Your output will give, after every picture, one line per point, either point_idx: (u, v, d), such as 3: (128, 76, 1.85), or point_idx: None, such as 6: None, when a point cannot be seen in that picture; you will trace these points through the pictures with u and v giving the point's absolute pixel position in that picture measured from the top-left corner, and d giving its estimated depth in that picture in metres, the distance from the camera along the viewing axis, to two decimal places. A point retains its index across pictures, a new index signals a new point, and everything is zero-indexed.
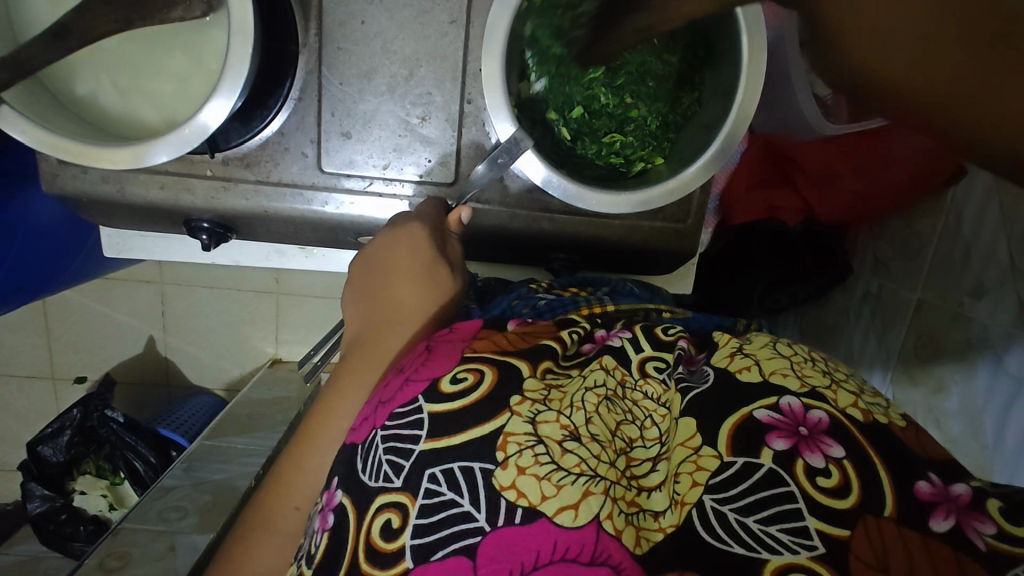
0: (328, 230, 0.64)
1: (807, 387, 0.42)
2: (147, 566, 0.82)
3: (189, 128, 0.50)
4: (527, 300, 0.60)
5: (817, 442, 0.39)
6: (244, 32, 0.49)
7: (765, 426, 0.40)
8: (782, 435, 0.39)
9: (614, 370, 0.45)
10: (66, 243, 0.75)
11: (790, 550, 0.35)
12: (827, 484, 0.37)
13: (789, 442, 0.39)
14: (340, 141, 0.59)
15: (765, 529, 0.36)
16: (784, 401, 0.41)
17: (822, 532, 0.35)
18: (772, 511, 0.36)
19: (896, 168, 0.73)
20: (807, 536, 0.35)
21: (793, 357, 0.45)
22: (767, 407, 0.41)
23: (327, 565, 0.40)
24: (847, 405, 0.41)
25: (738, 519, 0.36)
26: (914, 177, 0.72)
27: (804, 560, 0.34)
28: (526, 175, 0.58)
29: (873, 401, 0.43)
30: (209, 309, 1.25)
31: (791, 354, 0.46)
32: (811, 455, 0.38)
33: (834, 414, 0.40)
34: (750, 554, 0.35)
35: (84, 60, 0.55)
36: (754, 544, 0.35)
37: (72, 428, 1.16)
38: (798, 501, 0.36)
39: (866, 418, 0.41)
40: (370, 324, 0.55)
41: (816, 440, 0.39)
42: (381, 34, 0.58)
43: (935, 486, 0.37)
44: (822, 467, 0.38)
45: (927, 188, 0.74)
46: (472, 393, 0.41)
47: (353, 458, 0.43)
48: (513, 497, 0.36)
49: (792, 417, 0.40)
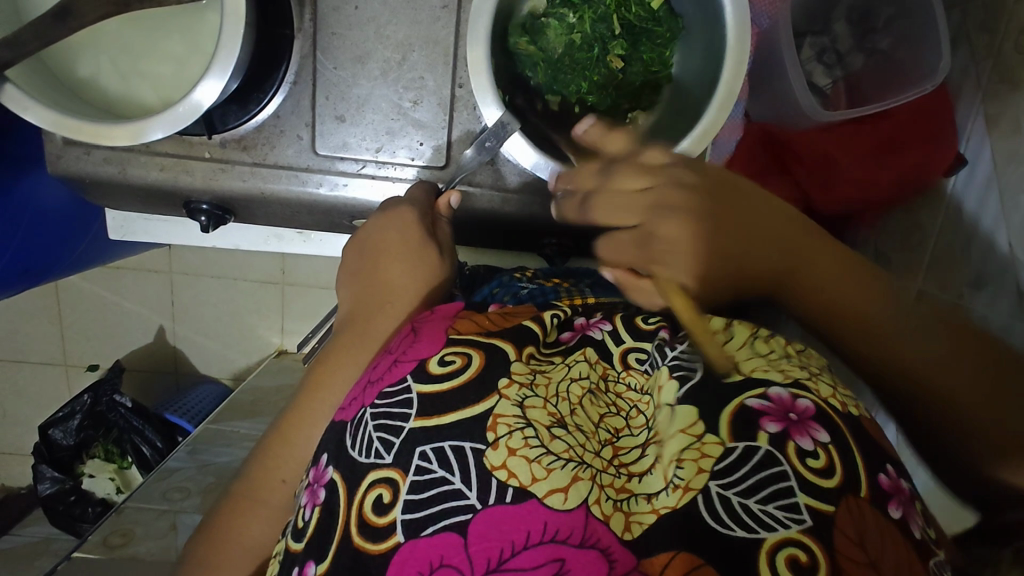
0: (323, 213, 0.65)
1: (790, 378, 0.42)
2: (150, 544, 0.82)
3: (183, 106, 0.52)
4: (508, 287, 0.61)
5: (806, 427, 0.39)
6: (235, 14, 0.50)
7: (756, 413, 0.40)
8: (774, 419, 0.39)
9: (597, 364, 0.45)
10: (72, 226, 0.77)
11: (783, 525, 0.35)
12: (816, 465, 0.37)
13: (780, 426, 0.39)
14: (334, 124, 0.61)
15: (764, 508, 0.36)
16: (772, 391, 0.41)
17: (811, 508, 0.36)
18: (766, 490, 0.36)
19: (851, 164, 0.74)
20: (797, 511, 0.35)
21: (768, 355, 0.45)
22: (757, 396, 0.41)
23: (316, 536, 0.41)
24: (828, 395, 0.42)
25: (741, 502, 0.36)
26: (858, 183, 0.75)
27: (794, 534, 0.35)
28: (514, 158, 0.59)
29: (847, 392, 0.44)
30: (214, 299, 1.27)
31: (767, 350, 0.46)
32: (802, 439, 0.38)
33: (819, 404, 0.41)
34: (751, 536, 0.35)
35: (87, 42, 0.57)
36: (754, 525, 0.35)
37: (83, 412, 1.20)
38: (790, 479, 0.37)
39: (845, 410, 0.42)
40: (361, 306, 0.56)
41: (806, 425, 0.39)
42: (374, 19, 0.59)
43: (890, 478, 0.39)
44: (811, 449, 0.38)
45: (874, 191, 0.75)
46: (462, 373, 0.42)
47: (343, 435, 0.44)
48: (504, 477, 0.37)
49: (781, 404, 0.40)
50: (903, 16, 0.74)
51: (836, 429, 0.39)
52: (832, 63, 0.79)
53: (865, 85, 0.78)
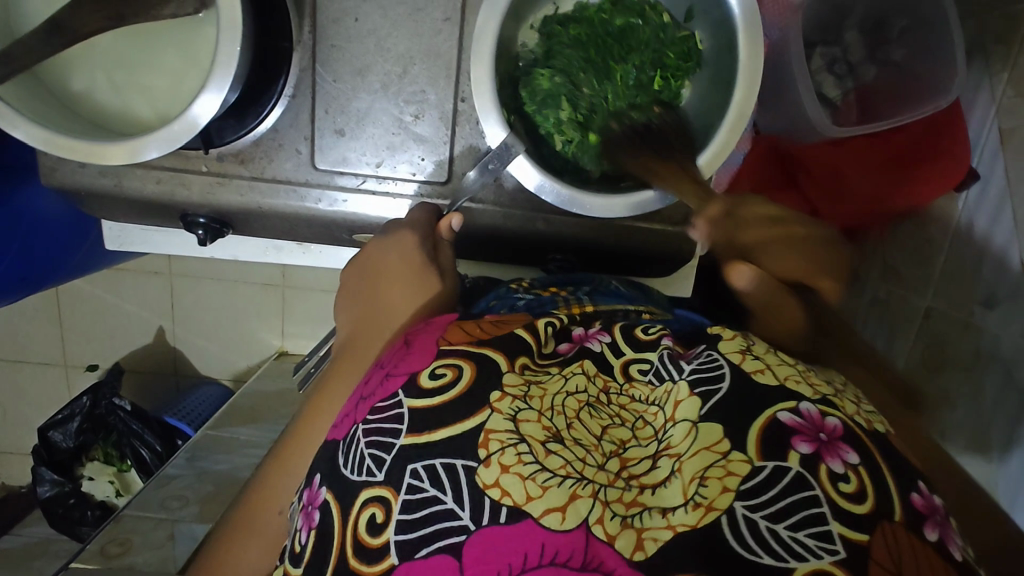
0: (322, 227, 0.64)
1: (820, 394, 0.40)
2: (146, 554, 0.82)
3: (179, 123, 0.51)
4: (504, 300, 0.59)
5: (836, 449, 0.37)
6: (232, 30, 0.49)
7: (788, 428, 0.38)
8: (806, 439, 0.37)
9: (595, 378, 0.44)
10: (69, 234, 0.76)
11: (815, 555, 0.33)
12: (846, 489, 0.36)
13: (812, 446, 0.37)
14: (334, 138, 0.60)
15: (793, 535, 0.34)
16: (803, 405, 0.39)
17: (843, 537, 0.34)
18: (796, 515, 0.35)
19: (857, 180, 0.76)
20: (830, 540, 0.34)
21: (797, 364, 0.44)
22: (789, 409, 0.39)
23: (313, 565, 0.40)
24: (853, 413, 0.40)
25: (768, 526, 0.35)
26: (870, 195, 0.76)
27: (828, 566, 0.33)
28: (519, 180, 0.57)
29: (871, 408, 0.42)
30: (216, 301, 1.26)
31: (793, 361, 0.44)
32: (832, 460, 0.37)
33: (848, 422, 0.39)
34: (779, 564, 0.33)
35: (80, 57, 0.56)
36: (783, 553, 0.34)
37: (81, 415, 1.19)
38: (822, 505, 0.35)
39: (871, 428, 0.40)
40: (358, 327, 0.55)
41: (835, 446, 0.37)
42: (373, 32, 0.58)
43: (924, 497, 0.37)
44: (842, 472, 0.36)
45: (892, 201, 0.76)
46: (450, 390, 0.40)
47: (335, 456, 0.42)
48: (497, 496, 0.36)
49: (812, 422, 0.38)
50: (918, 27, 0.73)
51: (864, 449, 0.38)
52: (843, 74, 0.76)
53: (877, 97, 0.76)
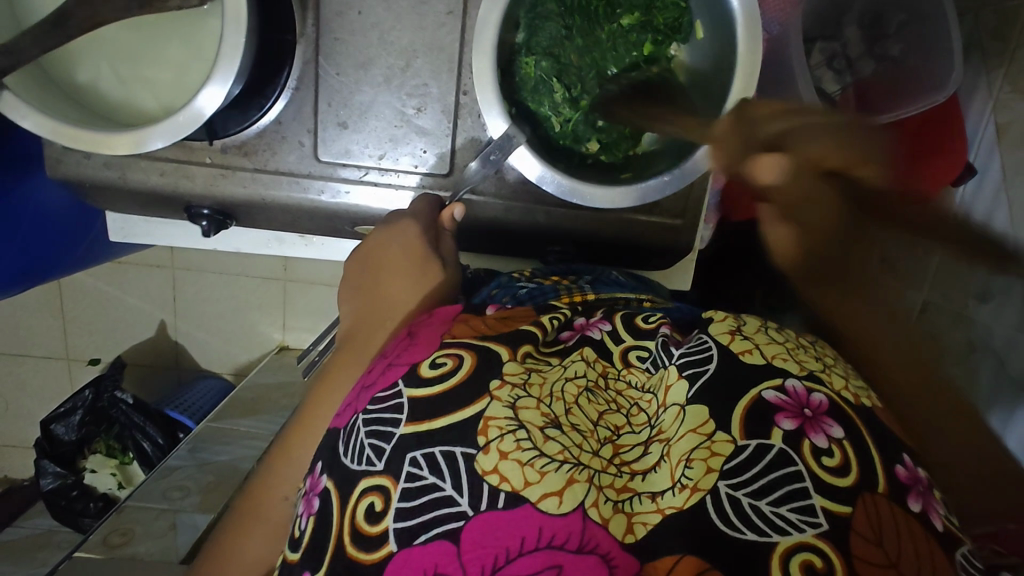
0: (324, 219, 0.64)
1: (807, 370, 0.41)
2: (149, 543, 0.82)
3: (184, 114, 0.51)
4: (507, 288, 0.60)
5: (821, 423, 0.38)
6: (237, 22, 0.50)
7: (772, 406, 0.39)
8: (789, 415, 0.38)
9: (595, 363, 0.44)
10: (73, 226, 0.77)
11: (798, 529, 0.34)
12: (830, 463, 0.37)
13: (796, 422, 0.38)
14: (336, 131, 0.60)
15: (775, 510, 0.35)
16: (788, 383, 0.40)
17: (826, 509, 0.35)
18: (780, 491, 0.36)
19: None
20: (813, 513, 0.35)
21: (786, 342, 0.44)
22: (773, 388, 0.40)
23: (315, 549, 0.41)
24: (841, 387, 0.41)
25: (751, 503, 0.35)
26: None
27: (810, 538, 0.34)
28: (520, 171, 0.58)
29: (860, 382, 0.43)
30: (218, 295, 1.27)
31: (783, 339, 0.45)
32: (815, 435, 0.38)
33: (834, 397, 0.40)
34: (761, 538, 0.34)
35: (85, 49, 0.57)
36: (765, 527, 0.35)
37: (84, 407, 1.20)
38: (803, 480, 0.36)
39: (858, 402, 0.41)
40: (360, 318, 0.56)
41: (820, 421, 0.38)
42: (377, 25, 0.58)
43: (908, 469, 0.38)
44: (826, 447, 0.37)
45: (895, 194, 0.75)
46: (450, 377, 0.41)
47: (336, 442, 0.43)
48: (495, 482, 0.37)
49: (797, 399, 0.39)
50: (917, 22, 0.74)
51: (849, 426, 0.38)
52: (842, 69, 0.77)
53: (874, 91, 0.76)
